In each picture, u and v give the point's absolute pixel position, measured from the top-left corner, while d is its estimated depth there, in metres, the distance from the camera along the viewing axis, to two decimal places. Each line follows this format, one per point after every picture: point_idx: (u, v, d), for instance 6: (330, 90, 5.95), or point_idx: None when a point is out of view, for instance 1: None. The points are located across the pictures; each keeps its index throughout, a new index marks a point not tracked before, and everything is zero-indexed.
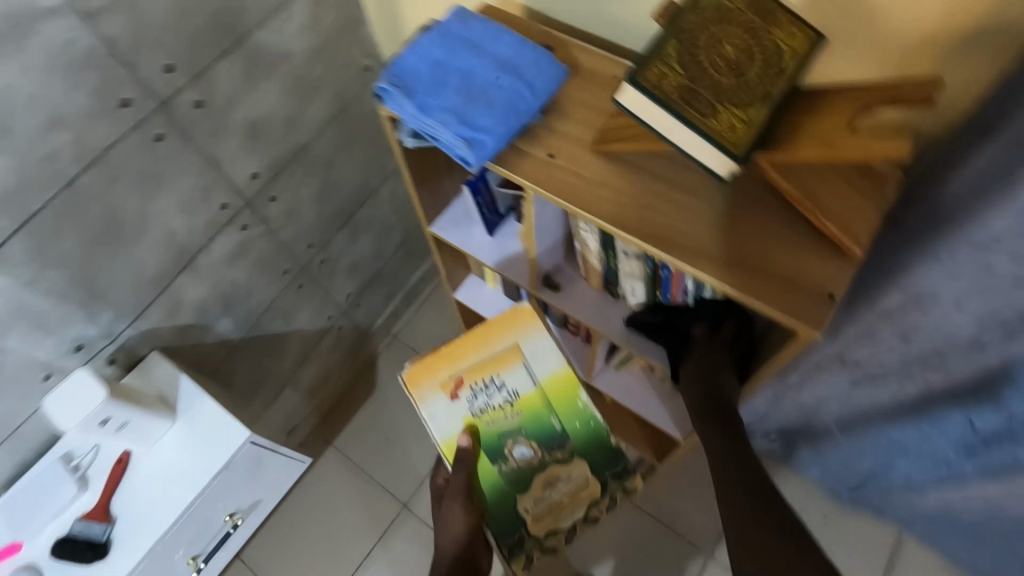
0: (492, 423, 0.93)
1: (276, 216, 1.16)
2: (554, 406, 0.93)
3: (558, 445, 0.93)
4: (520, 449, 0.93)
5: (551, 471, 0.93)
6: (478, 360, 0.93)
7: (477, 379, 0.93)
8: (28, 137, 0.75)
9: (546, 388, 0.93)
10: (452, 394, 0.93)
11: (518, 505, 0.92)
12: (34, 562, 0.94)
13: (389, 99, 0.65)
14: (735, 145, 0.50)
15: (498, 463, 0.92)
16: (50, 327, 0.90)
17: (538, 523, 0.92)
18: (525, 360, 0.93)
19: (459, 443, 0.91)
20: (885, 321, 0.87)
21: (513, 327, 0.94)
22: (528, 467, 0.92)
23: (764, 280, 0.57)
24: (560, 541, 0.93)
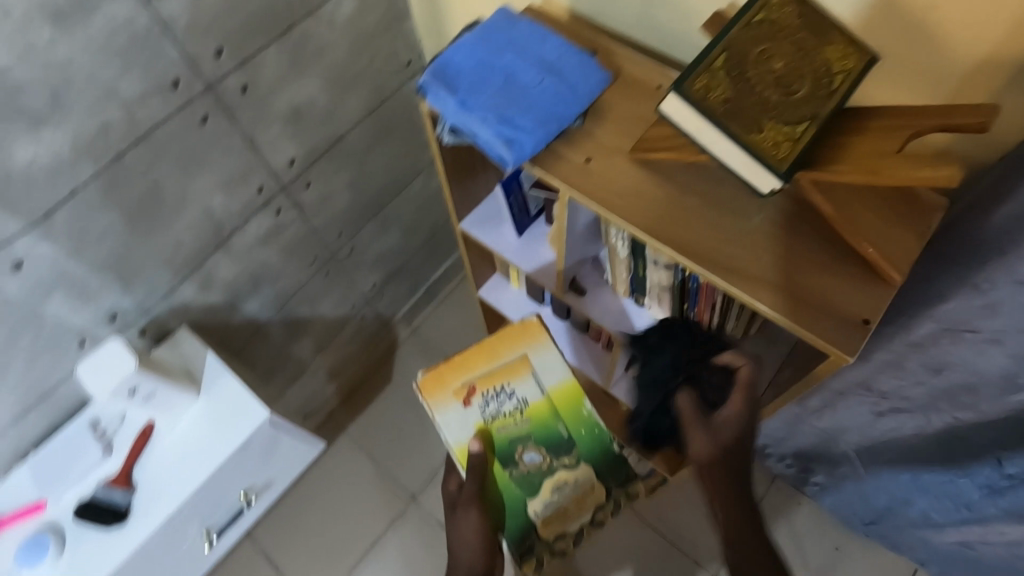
0: (505, 429, 0.87)
1: (309, 203, 1.18)
2: (563, 414, 0.89)
3: (567, 451, 0.88)
4: (530, 455, 0.88)
5: (560, 477, 0.88)
6: (490, 369, 0.89)
7: (489, 387, 0.89)
8: (82, 111, 0.78)
9: (555, 396, 0.89)
10: (465, 401, 0.88)
11: (529, 509, 0.87)
12: (56, 521, 0.97)
13: (431, 94, 0.66)
14: (779, 163, 0.49)
15: (509, 469, 0.87)
16: (88, 296, 0.92)
17: (548, 526, 0.87)
18: (534, 370, 0.89)
19: (470, 449, 0.85)
20: (915, 352, 0.85)
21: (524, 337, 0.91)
22: (538, 472, 0.87)
23: (796, 301, 0.56)
24: (569, 544, 0.89)
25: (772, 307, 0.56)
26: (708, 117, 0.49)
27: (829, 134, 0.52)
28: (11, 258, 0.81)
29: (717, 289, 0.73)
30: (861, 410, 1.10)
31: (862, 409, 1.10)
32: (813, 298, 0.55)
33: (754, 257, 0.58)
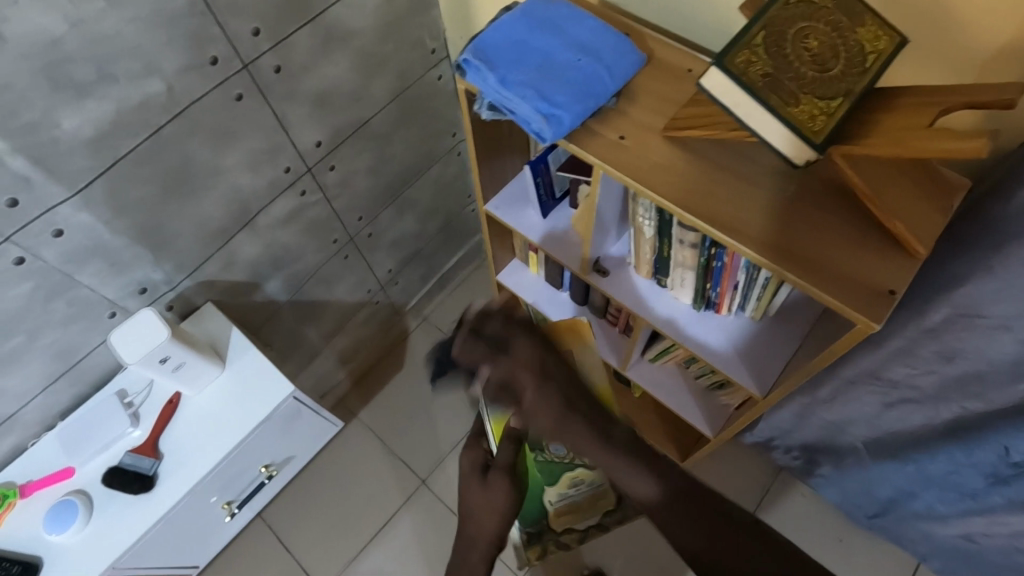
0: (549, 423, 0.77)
1: (332, 185, 1.20)
2: None
3: None
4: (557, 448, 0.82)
5: (579, 475, 0.88)
6: None
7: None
8: (125, 84, 0.79)
9: None
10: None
11: (546, 496, 0.93)
12: (83, 488, 0.98)
13: (471, 71, 0.69)
14: (815, 134, 0.51)
15: (536, 453, 0.84)
16: (121, 267, 0.94)
17: (559, 520, 0.97)
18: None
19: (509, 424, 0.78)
20: (929, 339, 0.87)
21: None
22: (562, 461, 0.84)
23: (825, 271, 0.58)
24: (572, 539, 1.03)
25: (800, 275, 0.58)
26: (748, 89, 0.51)
27: (862, 111, 0.54)
28: (52, 227, 0.82)
29: (741, 267, 0.76)
30: (869, 402, 1.10)
31: (870, 400, 1.10)
32: (838, 267, 0.57)
33: (780, 229, 0.60)
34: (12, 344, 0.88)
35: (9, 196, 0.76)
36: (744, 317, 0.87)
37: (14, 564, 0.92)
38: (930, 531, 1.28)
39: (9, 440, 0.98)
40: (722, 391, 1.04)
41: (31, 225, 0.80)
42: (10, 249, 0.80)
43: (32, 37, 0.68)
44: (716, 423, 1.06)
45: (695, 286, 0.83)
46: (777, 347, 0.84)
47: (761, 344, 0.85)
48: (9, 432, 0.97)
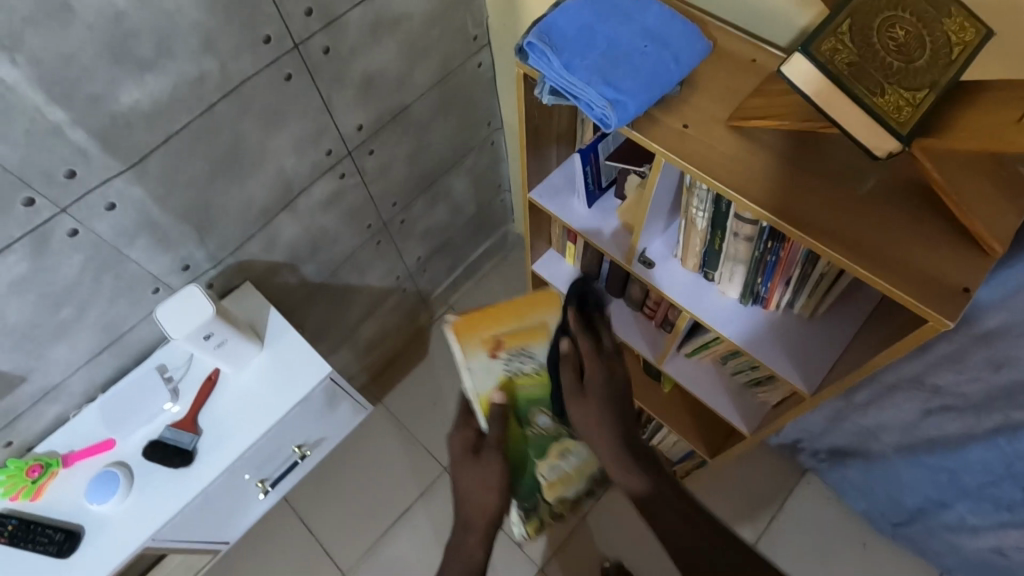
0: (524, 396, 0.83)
1: (371, 170, 1.20)
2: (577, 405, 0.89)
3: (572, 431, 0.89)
4: (541, 420, 0.86)
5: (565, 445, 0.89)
6: (517, 329, 0.82)
7: (517, 346, 0.82)
8: (182, 60, 0.79)
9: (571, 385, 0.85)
10: (493, 353, 0.82)
11: (535, 471, 0.88)
12: (123, 459, 1.00)
13: (534, 55, 0.69)
14: (901, 126, 0.51)
15: (524, 429, 0.85)
16: (167, 243, 0.95)
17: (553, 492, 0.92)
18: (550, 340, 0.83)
19: (493, 401, 0.81)
20: (980, 345, 0.86)
21: (545, 305, 0.84)
22: (549, 436, 0.87)
23: (896, 265, 0.57)
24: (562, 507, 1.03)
25: (870, 268, 0.58)
26: (835, 78, 0.51)
27: (949, 101, 0.53)
28: (106, 200, 0.83)
29: (796, 262, 0.75)
30: (908, 408, 1.09)
31: (909, 406, 1.09)
32: (909, 263, 0.57)
33: (850, 224, 0.60)
34: (63, 315, 0.89)
35: (68, 168, 0.77)
36: (792, 315, 0.86)
37: (57, 532, 0.93)
38: (956, 543, 1.26)
39: (53, 410, 1.00)
40: (759, 389, 1.04)
41: (86, 197, 0.81)
42: (65, 221, 0.81)
43: (99, 9, 0.69)
44: (752, 421, 1.05)
45: (744, 281, 0.83)
46: (825, 347, 0.84)
47: (808, 343, 0.84)
48: (54, 402, 0.99)
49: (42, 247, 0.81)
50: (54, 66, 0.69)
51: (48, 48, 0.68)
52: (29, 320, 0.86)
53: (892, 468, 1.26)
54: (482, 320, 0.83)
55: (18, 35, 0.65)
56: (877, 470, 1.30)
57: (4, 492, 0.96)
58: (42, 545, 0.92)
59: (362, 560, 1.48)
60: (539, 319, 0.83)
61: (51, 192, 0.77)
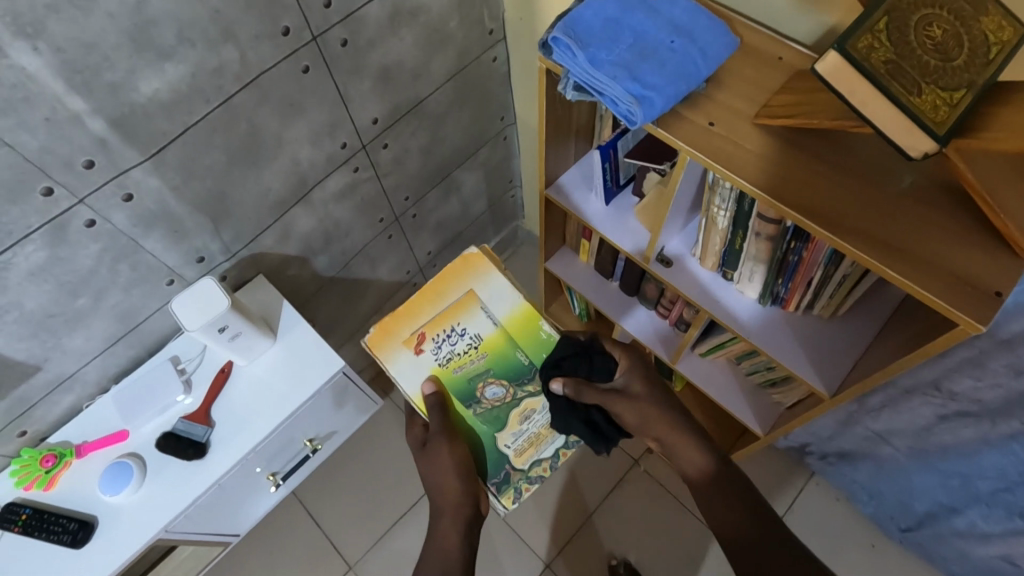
0: (458, 376, 0.90)
1: (385, 163, 1.19)
2: (517, 342, 0.92)
3: (527, 377, 0.91)
4: (492, 389, 0.91)
5: (525, 405, 0.90)
6: (437, 313, 0.92)
7: (438, 331, 0.92)
8: (202, 50, 0.78)
9: (507, 327, 0.92)
10: (418, 349, 0.91)
11: (499, 442, 0.89)
12: (136, 450, 1.00)
13: (559, 49, 0.68)
14: (939, 125, 0.50)
15: (472, 407, 0.90)
16: (183, 235, 0.95)
17: (522, 458, 0.88)
18: (483, 304, 0.93)
19: (426, 393, 0.89)
20: (1002, 350, 0.85)
21: (465, 274, 0.94)
22: (502, 405, 0.90)
23: (926, 267, 0.58)
24: (547, 469, 0.88)
25: (900, 271, 0.58)
26: (870, 78, 0.50)
27: (992, 98, 0.53)
28: (124, 190, 0.83)
29: (819, 263, 0.75)
30: (923, 413, 1.08)
31: (924, 411, 1.08)
32: (940, 265, 0.58)
33: (882, 227, 0.61)
34: (79, 305, 0.89)
35: (87, 157, 0.77)
36: (811, 316, 0.86)
37: (71, 522, 0.93)
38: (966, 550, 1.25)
39: (67, 400, 1.00)
40: (773, 389, 1.03)
41: (103, 187, 0.81)
42: (83, 210, 0.80)
43: None
44: (766, 421, 1.04)
45: (764, 280, 0.83)
46: (844, 349, 0.83)
47: (827, 343, 0.84)
48: (68, 392, 0.99)
49: (59, 237, 0.80)
50: (75, 55, 0.69)
51: (71, 37, 0.67)
52: (46, 310, 0.86)
53: (903, 472, 1.25)
54: (399, 322, 0.92)
55: (41, 23, 0.65)
56: (886, 475, 1.29)
57: (19, 481, 0.96)
58: (55, 534, 0.92)
59: (369, 553, 1.49)
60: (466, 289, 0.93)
61: (69, 180, 0.77)
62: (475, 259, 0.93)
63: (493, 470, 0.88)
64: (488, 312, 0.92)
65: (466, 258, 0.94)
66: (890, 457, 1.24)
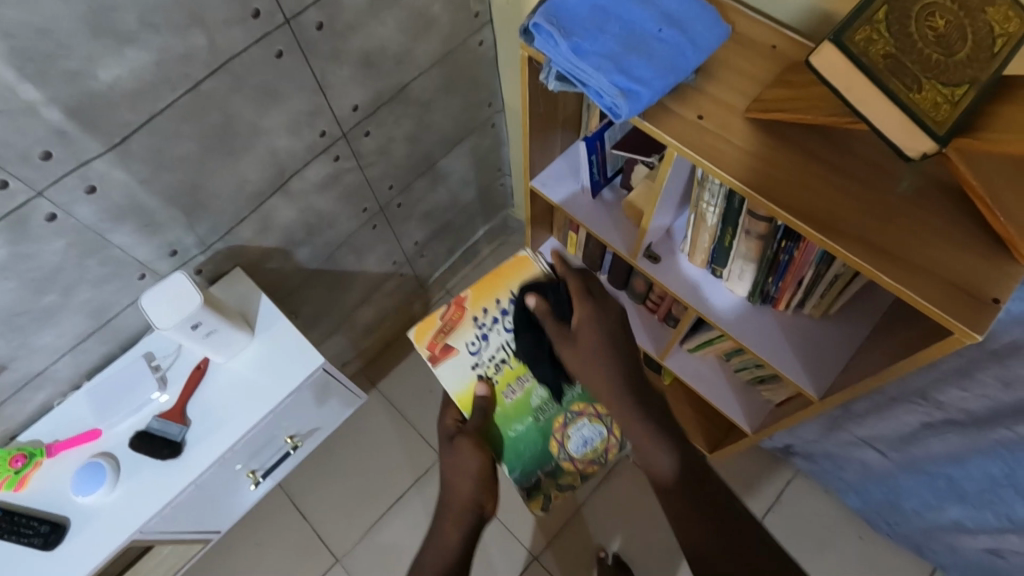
0: (513, 393, 0.92)
1: (368, 151, 1.15)
2: (508, 403, 0.92)
3: (535, 432, 0.92)
4: (536, 393, 0.92)
5: (553, 443, 0.92)
6: (483, 284, 0.93)
7: (497, 306, 0.93)
8: (167, 34, 0.73)
9: (459, 399, 0.92)
10: (451, 348, 0.92)
11: (552, 430, 0.92)
12: (110, 450, 0.97)
13: (541, 36, 0.65)
14: (938, 125, 0.47)
15: (537, 397, 0.92)
16: (154, 228, 0.91)
17: (576, 462, 0.93)
18: (458, 360, 0.92)
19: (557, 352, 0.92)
20: (993, 362, 0.83)
21: (438, 329, 0.92)
22: (554, 426, 0.92)
23: (920, 272, 0.56)
24: (577, 477, 0.95)
25: (894, 276, 0.56)
26: (866, 72, 0.48)
27: (1003, 94, 0.48)
28: (88, 183, 0.79)
29: (811, 263, 0.73)
30: (908, 420, 1.07)
31: (910, 419, 1.06)
32: (936, 269, 0.56)
33: (881, 232, 0.58)
34: (46, 300, 0.86)
35: (45, 149, 0.72)
36: (802, 315, 0.84)
37: (43, 524, 0.91)
38: (950, 554, 1.25)
39: (38, 397, 0.97)
40: (762, 387, 1.02)
41: (65, 179, 0.77)
42: (43, 204, 0.76)
43: None
44: (755, 420, 1.03)
45: (754, 279, 0.81)
46: (834, 349, 0.81)
47: (817, 344, 0.82)
48: (39, 389, 0.96)
49: (19, 231, 0.77)
50: (26, 41, 0.64)
51: (22, 21, 0.63)
52: (10, 307, 0.83)
53: (889, 475, 1.24)
54: (495, 283, 0.93)
55: None
56: (873, 478, 1.28)
57: None
58: (27, 537, 0.90)
59: (356, 546, 1.47)
60: (519, 283, 0.93)
61: (28, 173, 0.73)
62: (530, 258, 0.94)
63: (522, 476, 0.92)
64: (457, 368, 0.92)
65: (520, 255, 0.94)
66: (875, 460, 1.23)
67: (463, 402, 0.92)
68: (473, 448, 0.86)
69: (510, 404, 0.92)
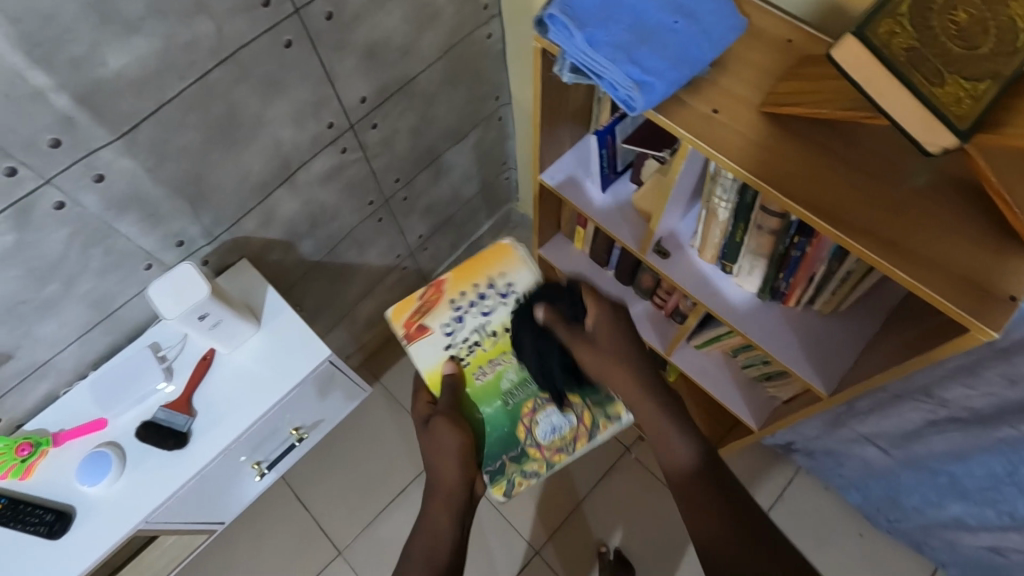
0: (484, 375, 0.94)
1: (373, 144, 1.15)
2: (477, 382, 0.94)
3: (502, 413, 0.93)
4: (507, 376, 0.95)
5: (521, 426, 0.92)
6: (462, 268, 0.99)
7: (474, 290, 0.98)
8: (175, 22, 0.73)
9: (427, 377, 0.95)
10: (427, 329, 0.96)
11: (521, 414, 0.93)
12: (115, 440, 0.97)
13: (555, 28, 0.64)
14: (960, 119, 0.48)
15: (507, 379, 0.94)
16: (160, 218, 0.90)
17: (547, 450, 0.92)
18: (431, 340, 0.96)
19: None
20: (998, 359, 0.83)
21: (415, 308, 0.97)
22: (523, 410, 0.93)
23: (933, 267, 0.56)
24: (543, 467, 0.91)
25: (907, 270, 0.56)
26: (888, 66, 0.48)
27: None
28: (94, 171, 0.79)
29: (823, 259, 0.73)
30: (912, 418, 1.07)
31: (913, 416, 1.06)
32: (950, 264, 0.55)
33: (890, 224, 0.58)
34: (51, 289, 0.86)
35: (52, 137, 0.72)
36: (811, 311, 0.84)
37: (48, 513, 0.91)
38: (951, 552, 1.25)
39: (42, 387, 0.97)
40: (768, 383, 1.01)
41: (71, 167, 0.76)
42: (50, 192, 0.76)
43: None
44: (760, 416, 1.03)
45: (764, 276, 0.81)
46: (842, 346, 0.81)
47: (826, 340, 0.82)
48: (44, 379, 0.96)
49: (25, 219, 0.76)
50: (34, 27, 0.64)
51: (30, 6, 0.62)
52: (15, 296, 0.82)
53: (891, 473, 1.24)
54: (474, 268, 0.99)
55: None
56: (874, 476, 1.28)
57: None
58: (32, 525, 0.90)
59: (357, 539, 1.48)
60: (497, 271, 0.98)
61: (34, 160, 0.73)
62: (510, 247, 0.99)
63: (487, 460, 0.90)
64: (430, 349, 0.95)
65: (500, 245, 1.00)
66: (877, 457, 1.23)
67: (431, 381, 0.95)
68: (451, 428, 0.87)
69: (479, 384, 0.94)
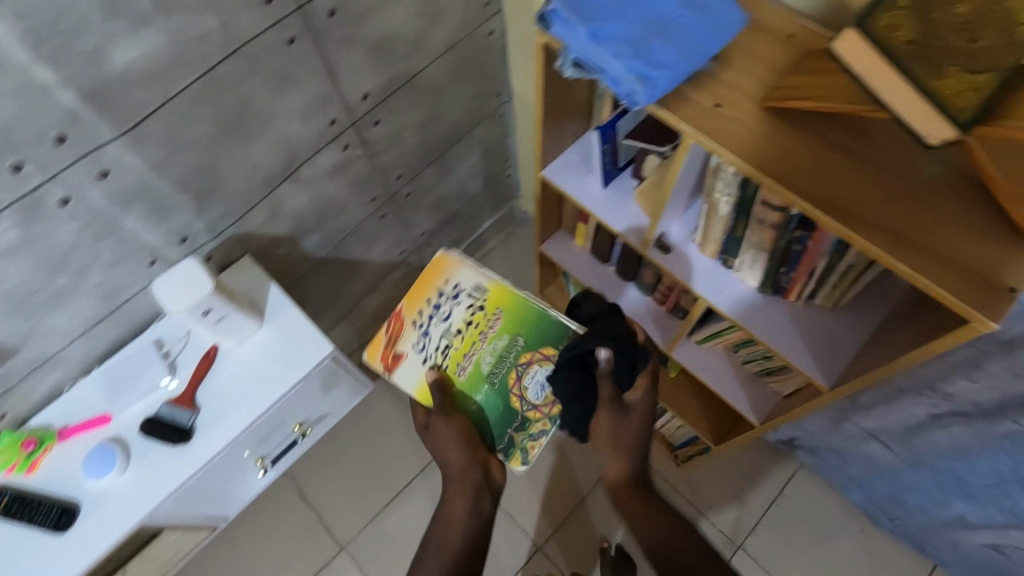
0: (463, 369, 0.94)
1: (377, 140, 1.15)
2: (462, 380, 0.93)
3: (494, 394, 0.92)
4: (484, 359, 0.93)
5: (513, 395, 0.91)
6: (411, 292, 0.97)
7: (430, 308, 0.97)
8: (183, 17, 0.73)
9: (419, 395, 0.94)
10: (399, 355, 0.96)
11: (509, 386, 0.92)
12: (119, 435, 0.98)
13: (558, 23, 0.65)
14: (961, 112, 0.50)
15: (484, 359, 0.93)
16: (165, 213, 0.91)
17: (546, 407, 0.91)
18: (408, 361, 0.95)
19: (494, 317, 0.94)
20: (1003, 353, 0.83)
21: (383, 344, 0.96)
22: (509, 381, 0.92)
23: (940, 261, 0.56)
24: (547, 421, 0.90)
25: (914, 264, 0.56)
26: (888, 58, 0.51)
27: None
28: (101, 166, 0.79)
29: (825, 253, 0.73)
30: (916, 412, 1.07)
31: (917, 411, 1.07)
32: (956, 257, 0.56)
33: (898, 218, 0.59)
34: (59, 283, 0.86)
35: (59, 131, 0.73)
36: (814, 306, 0.84)
37: (54, 507, 0.92)
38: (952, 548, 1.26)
39: (48, 380, 0.97)
40: (771, 378, 1.01)
41: (78, 162, 0.77)
42: (58, 185, 0.76)
43: None
44: (762, 411, 1.03)
45: (766, 271, 0.81)
46: (844, 340, 0.82)
47: (828, 334, 0.82)
48: (50, 373, 0.97)
49: (33, 214, 0.77)
50: (42, 23, 0.64)
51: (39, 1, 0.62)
52: (23, 290, 0.83)
53: (894, 469, 1.24)
54: (423, 286, 0.98)
55: None
56: (877, 472, 1.28)
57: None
58: (38, 518, 0.91)
59: (360, 534, 1.48)
60: (441, 280, 0.98)
61: (43, 154, 0.73)
62: (445, 255, 0.98)
63: (497, 440, 0.92)
64: (409, 370, 0.95)
65: (436, 256, 0.99)
66: (881, 453, 1.23)
67: (422, 394, 0.94)
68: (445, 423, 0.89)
69: (464, 379, 0.93)
